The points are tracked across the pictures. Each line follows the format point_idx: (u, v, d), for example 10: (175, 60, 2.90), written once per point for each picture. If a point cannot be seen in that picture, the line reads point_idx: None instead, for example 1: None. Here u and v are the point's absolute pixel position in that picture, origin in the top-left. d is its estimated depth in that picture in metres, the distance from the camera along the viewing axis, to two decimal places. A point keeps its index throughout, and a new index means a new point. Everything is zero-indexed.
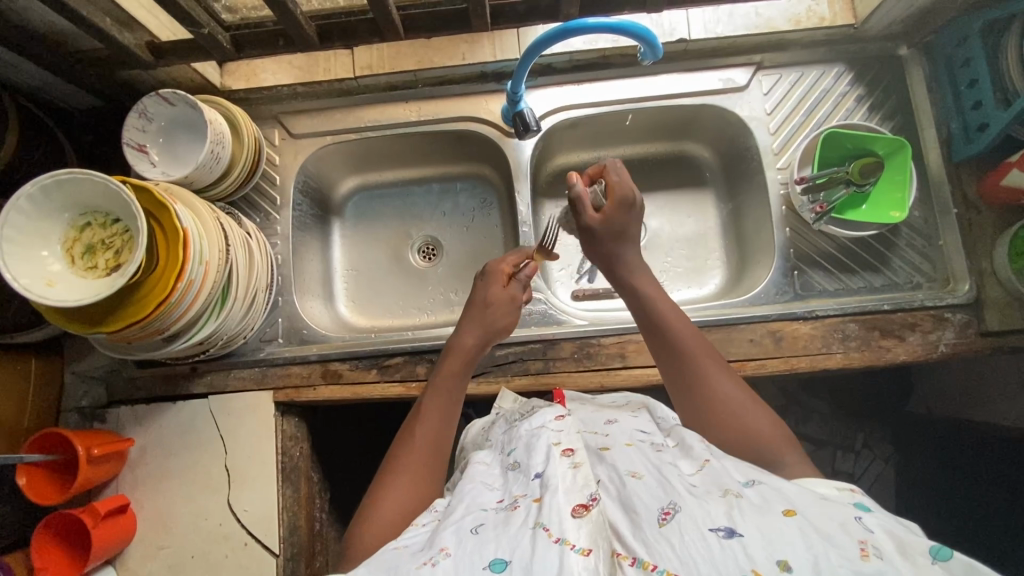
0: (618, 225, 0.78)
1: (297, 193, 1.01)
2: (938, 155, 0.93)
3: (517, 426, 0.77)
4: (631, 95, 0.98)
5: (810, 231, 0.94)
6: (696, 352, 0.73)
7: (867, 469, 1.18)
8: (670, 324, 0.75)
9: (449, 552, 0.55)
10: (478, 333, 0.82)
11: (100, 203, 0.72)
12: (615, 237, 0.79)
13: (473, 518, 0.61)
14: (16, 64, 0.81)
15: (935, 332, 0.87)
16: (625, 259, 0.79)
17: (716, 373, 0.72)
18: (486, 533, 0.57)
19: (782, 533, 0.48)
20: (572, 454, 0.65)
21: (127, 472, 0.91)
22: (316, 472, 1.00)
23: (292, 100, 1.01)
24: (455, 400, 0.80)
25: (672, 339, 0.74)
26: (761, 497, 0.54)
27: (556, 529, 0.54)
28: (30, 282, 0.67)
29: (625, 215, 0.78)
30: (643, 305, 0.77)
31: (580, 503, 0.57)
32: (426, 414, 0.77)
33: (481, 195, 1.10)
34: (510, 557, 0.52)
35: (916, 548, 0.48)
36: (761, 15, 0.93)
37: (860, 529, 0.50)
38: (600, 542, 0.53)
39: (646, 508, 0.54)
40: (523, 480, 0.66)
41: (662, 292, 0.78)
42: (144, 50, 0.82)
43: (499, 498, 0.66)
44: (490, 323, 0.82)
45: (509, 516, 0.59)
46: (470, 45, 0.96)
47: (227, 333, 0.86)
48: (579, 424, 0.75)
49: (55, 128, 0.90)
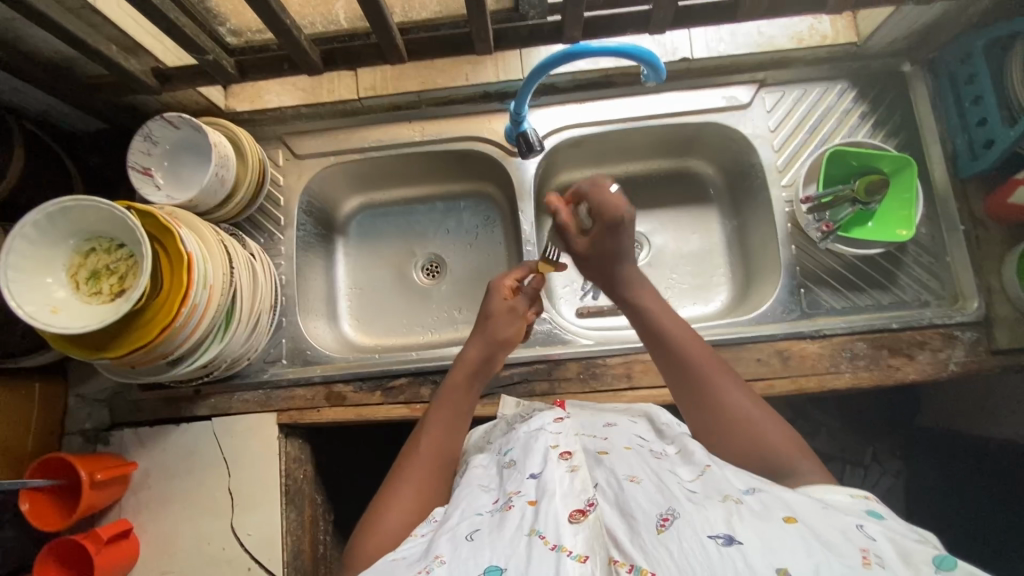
0: (607, 247, 0.76)
1: (301, 213, 1.01)
2: (943, 169, 0.92)
3: (515, 428, 0.75)
4: (635, 114, 0.98)
5: (817, 249, 0.93)
6: (700, 361, 0.71)
7: (877, 485, 1.13)
8: (671, 335, 0.73)
9: (443, 559, 0.55)
10: (485, 346, 0.79)
11: (105, 229, 0.72)
12: (610, 253, 0.77)
13: (469, 523, 0.60)
14: (23, 90, 0.82)
15: (944, 350, 0.86)
16: (624, 277, 0.77)
17: (721, 383, 0.70)
18: (482, 538, 0.56)
19: (783, 541, 0.47)
20: (570, 458, 0.64)
21: (130, 496, 0.90)
22: (319, 493, 1.00)
23: (296, 121, 1.01)
24: (463, 412, 0.78)
25: (674, 351, 0.72)
26: (762, 504, 0.53)
27: (551, 535, 0.53)
28: (35, 309, 0.67)
29: (611, 238, 0.76)
30: (642, 317, 0.75)
31: (578, 508, 0.56)
32: (430, 424, 0.76)
33: (485, 212, 1.10)
34: (505, 565, 0.52)
35: (920, 558, 0.47)
36: (763, 33, 0.93)
37: (861, 538, 0.49)
38: (597, 550, 0.51)
39: (644, 513, 0.54)
40: (518, 478, 0.64)
41: (661, 302, 0.76)
42: (149, 75, 0.82)
43: (495, 499, 0.64)
44: (495, 335, 0.80)
45: (504, 518, 0.58)
46: (473, 66, 0.97)
47: (231, 355, 0.85)
48: (578, 427, 0.73)
49: (62, 153, 0.91)
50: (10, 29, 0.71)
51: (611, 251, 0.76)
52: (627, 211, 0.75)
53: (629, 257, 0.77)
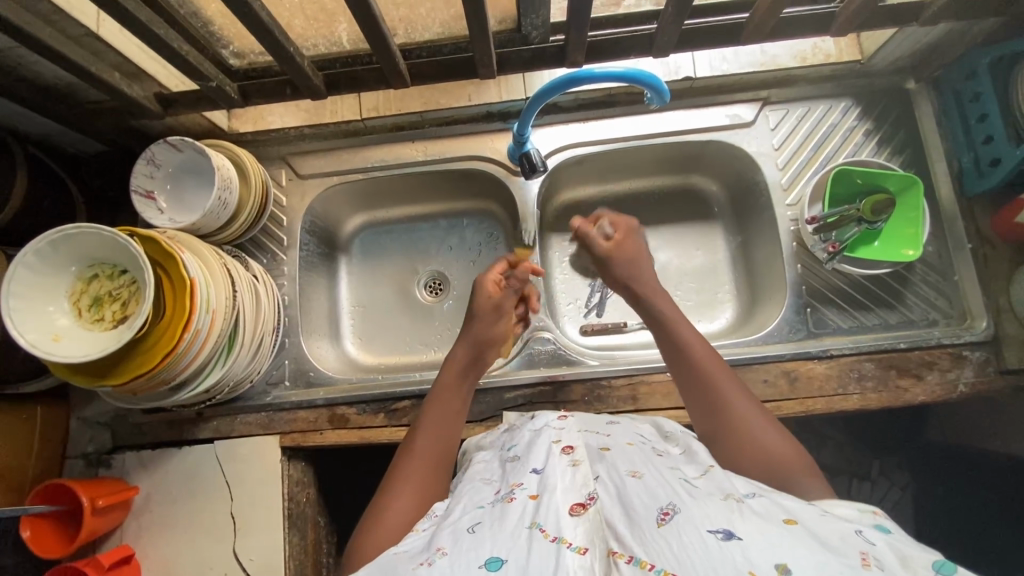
0: (630, 248, 0.82)
1: (304, 233, 1.01)
2: (949, 189, 0.92)
3: (519, 426, 0.76)
4: (638, 132, 0.98)
5: (823, 269, 0.93)
6: (711, 369, 0.71)
7: (884, 498, 1.10)
8: (685, 339, 0.73)
9: (445, 551, 0.53)
10: (472, 342, 0.80)
11: (107, 255, 0.72)
12: (630, 256, 0.82)
13: (470, 516, 0.59)
14: (27, 115, 0.82)
15: (953, 371, 0.86)
16: (645, 280, 0.80)
17: (736, 397, 0.69)
18: (483, 531, 0.55)
19: (783, 539, 0.46)
20: (572, 452, 0.64)
21: (131, 521, 0.89)
22: (320, 515, 0.99)
23: (299, 141, 1.01)
24: (456, 412, 0.78)
25: (686, 355, 0.72)
26: (764, 505, 0.52)
27: (552, 529, 0.52)
28: (36, 337, 0.66)
29: (631, 238, 0.83)
30: (658, 320, 0.76)
31: (578, 502, 0.55)
32: (426, 423, 0.75)
33: (488, 230, 1.10)
34: (507, 556, 0.50)
35: (920, 562, 0.46)
36: (766, 52, 0.93)
37: (860, 542, 0.48)
38: (597, 543, 0.51)
39: (645, 507, 0.52)
40: (520, 472, 0.63)
41: (677, 310, 0.77)
42: (152, 100, 0.83)
43: (496, 491, 0.63)
44: (484, 332, 0.81)
45: (505, 510, 0.57)
46: (476, 86, 0.97)
47: (233, 379, 0.85)
48: (582, 424, 0.73)
49: (65, 176, 0.91)
50: (14, 57, 0.71)
51: (635, 251, 0.82)
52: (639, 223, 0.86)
53: (645, 259, 0.82)
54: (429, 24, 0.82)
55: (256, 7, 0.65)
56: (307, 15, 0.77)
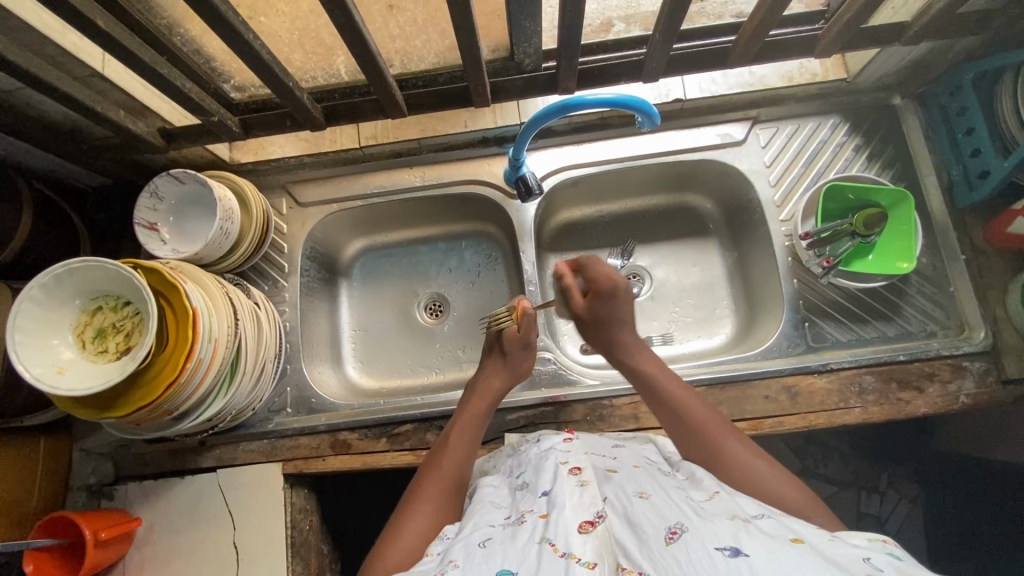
0: (601, 314, 0.83)
1: (305, 259, 1.03)
2: (940, 201, 0.93)
3: (526, 449, 0.75)
4: (632, 154, 0.99)
5: (818, 282, 0.93)
6: (694, 409, 0.73)
7: (893, 512, 1.10)
8: (672, 395, 0.75)
9: (457, 563, 0.55)
10: (504, 374, 0.85)
11: (111, 287, 0.73)
12: (609, 318, 0.82)
13: (482, 532, 0.60)
14: (31, 152, 0.84)
15: (954, 382, 0.86)
16: (623, 342, 0.82)
17: (721, 433, 0.71)
18: (494, 546, 0.56)
19: (790, 556, 0.47)
20: (580, 473, 0.63)
21: (134, 551, 0.89)
22: (325, 542, 0.99)
23: (299, 169, 1.03)
24: (479, 436, 0.80)
25: (668, 403, 0.75)
26: (771, 525, 0.53)
27: (561, 544, 0.52)
28: (42, 371, 0.67)
29: (606, 302, 0.82)
30: (640, 374, 0.79)
31: (587, 520, 0.55)
32: (451, 444, 0.77)
33: (486, 251, 1.11)
34: (516, 569, 0.51)
35: None
36: (755, 73, 0.96)
37: (869, 565, 0.48)
38: (606, 557, 0.51)
39: (653, 527, 0.52)
40: (531, 497, 0.63)
41: (660, 364, 0.80)
42: (156, 135, 0.86)
43: (507, 514, 0.63)
44: (514, 365, 0.85)
45: (516, 530, 0.57)
46: (471, 113, 1.00)
47: (236, 408, 0.85)
48: (588, 446, 0.73)
49: (69, 210, 0.92)
50: (17, 98, 0.73)
51: (604, 316, 0.82)
52: (621, 283, 0.83)
53: (625, 320, 0.83)
54: (424, 55, 0.83)
55: (257, 46, 0.67)
56: (305, 49, 0.79)
